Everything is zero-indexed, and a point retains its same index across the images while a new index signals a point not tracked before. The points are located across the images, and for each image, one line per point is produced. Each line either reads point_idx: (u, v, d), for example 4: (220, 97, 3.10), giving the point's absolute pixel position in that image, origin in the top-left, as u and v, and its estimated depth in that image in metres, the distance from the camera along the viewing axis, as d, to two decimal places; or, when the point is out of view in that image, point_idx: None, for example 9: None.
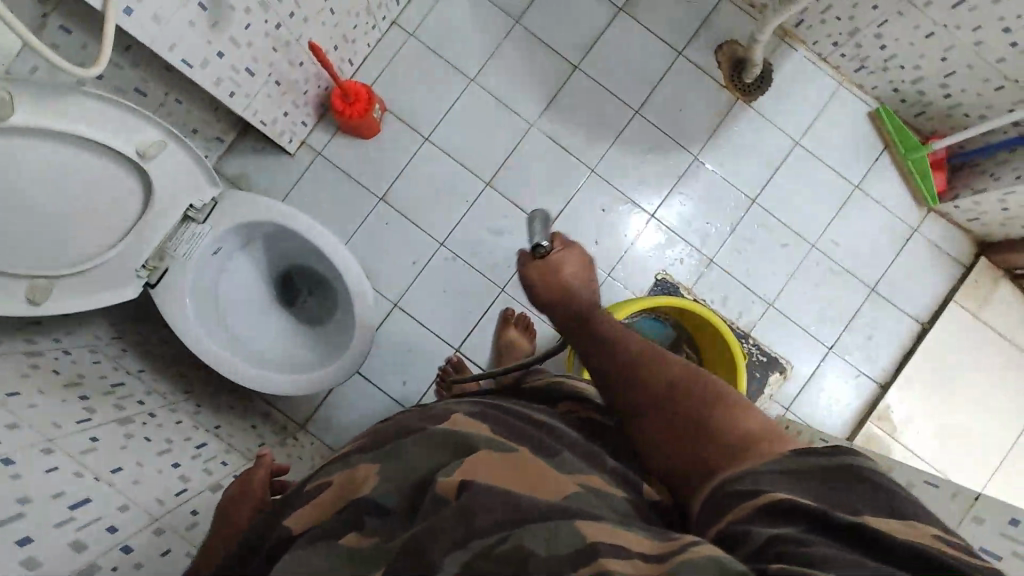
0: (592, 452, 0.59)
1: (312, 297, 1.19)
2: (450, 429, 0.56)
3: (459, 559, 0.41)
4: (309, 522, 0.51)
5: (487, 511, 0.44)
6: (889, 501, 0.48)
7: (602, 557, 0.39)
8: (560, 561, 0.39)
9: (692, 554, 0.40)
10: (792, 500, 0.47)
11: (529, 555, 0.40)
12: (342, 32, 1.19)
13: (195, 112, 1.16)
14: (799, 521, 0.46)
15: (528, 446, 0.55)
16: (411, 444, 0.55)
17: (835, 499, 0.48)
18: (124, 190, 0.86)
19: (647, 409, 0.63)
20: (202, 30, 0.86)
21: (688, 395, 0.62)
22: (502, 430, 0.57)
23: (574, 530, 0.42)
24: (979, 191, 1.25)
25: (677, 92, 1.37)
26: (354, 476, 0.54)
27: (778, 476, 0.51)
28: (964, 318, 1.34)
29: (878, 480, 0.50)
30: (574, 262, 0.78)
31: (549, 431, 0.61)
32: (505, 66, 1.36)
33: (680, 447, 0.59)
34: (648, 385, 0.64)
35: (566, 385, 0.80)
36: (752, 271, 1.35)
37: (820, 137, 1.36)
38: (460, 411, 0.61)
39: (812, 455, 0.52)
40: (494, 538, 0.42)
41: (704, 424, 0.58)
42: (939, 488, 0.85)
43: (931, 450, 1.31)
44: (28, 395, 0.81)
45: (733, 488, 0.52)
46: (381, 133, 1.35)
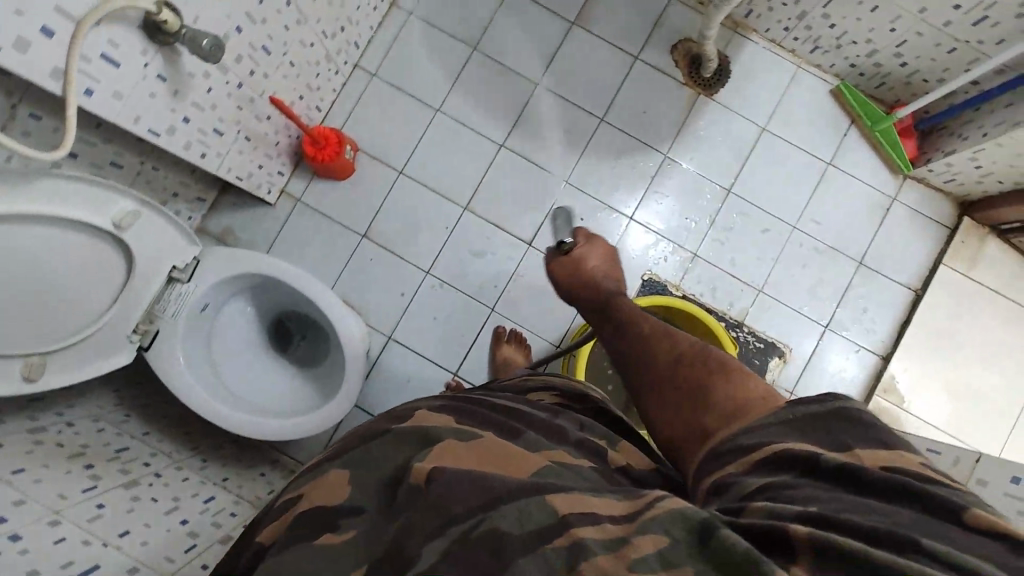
0: (560, 428, 0.60)
1: (306, 341, 1.23)
2: (415, 425, 0.58)
3: (437, 547, 0.43)
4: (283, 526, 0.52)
5: (461, 500, 0.46)
6: (880, 434, 0.50)
7: (573, 528, 0.42)
8: (531, 537, 0.42)
9: (658, 511, 0.43)
10: (784, 449, 0.50)
11: (503, 536, 0.42)
12: (304, 81, 1.23)
13: (173, 177, 1.20)
14: (790, 468, 0.48)
15: (494, 432, 0.58)
16: (379, 445, 0.57)
17: (828, 439, 0.50)
18: (108, 258, 0.89)
19: (654, 385, 0.65)
20: (164, 100, 0.90)
21: (691, 368, 0.64)
22: (468, 419, 0.60)
23: (544, 505, 0.44)
24: (949, 153, 1.25)
25: (638, 95, 1.39)
26: (326, 481, 0.55)
27: (775, 427, 0.53)
28: (956, 281, 1.33)
29: (871, 418, 0.51)
30: (596, 256, 0.92)
31: (515, 415, 0.62)
32: (467, 93, 1.40)
33: (682, 419, 0.60)
34: (658, 362, 0.67)
35: (540, 379, 0.80)
36: (737, 260, 1.36)
37: (785, 120, 1.38)
38: (423, 407, 0.63)
39: (809, 402, 0.54)
40: (469, 522, 0.44)
41: (703, 393, 0.60)
42: (942, 454, 0.84)
43: (941, 417, 1.30)
44: (34, 470, 0.83)
45: (731, 442, 0.54)
46: (356, 173, 1.39)
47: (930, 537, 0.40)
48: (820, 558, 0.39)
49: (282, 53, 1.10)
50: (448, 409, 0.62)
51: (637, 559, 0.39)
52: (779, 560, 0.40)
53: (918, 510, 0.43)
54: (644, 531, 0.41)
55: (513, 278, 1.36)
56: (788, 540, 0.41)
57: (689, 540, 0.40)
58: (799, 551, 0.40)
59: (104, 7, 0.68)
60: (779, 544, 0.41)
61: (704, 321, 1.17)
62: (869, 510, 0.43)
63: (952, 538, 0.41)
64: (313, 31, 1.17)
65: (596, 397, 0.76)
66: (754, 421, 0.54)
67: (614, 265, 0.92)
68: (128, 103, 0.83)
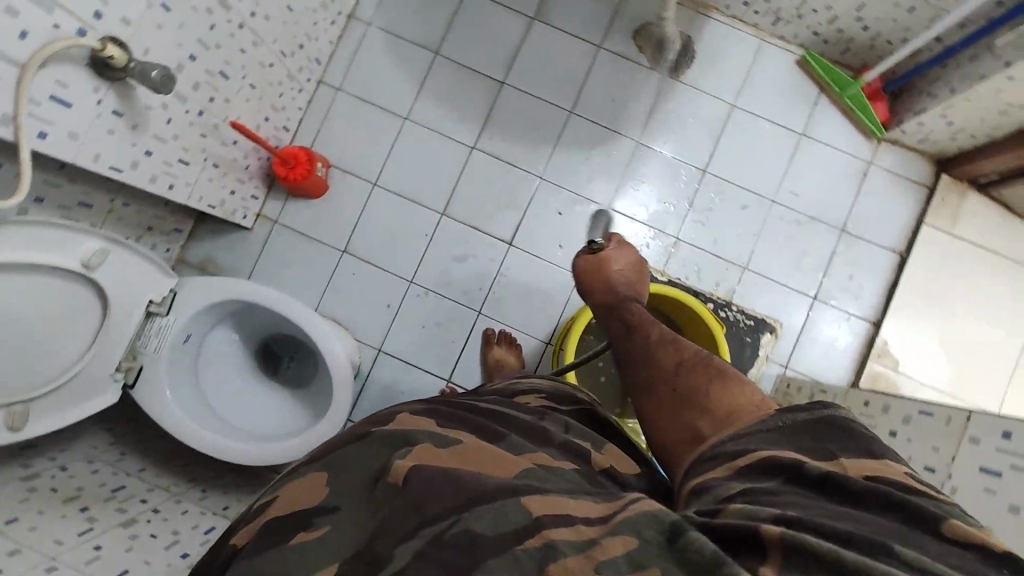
0: (545, 431, 0.60)
1: (295, 362, 1.22)
2: (395, 429, 0.57)
3: (411, 547, 0.44)
4: (257, 528, 0.51)
5: (436, 500, 0.47)
6: (868, 445, 0.50)
7: (545, 529, 0.44)
8: (506, 537, 0.44)
9: (629, 513, 0.46)
10: (770, 456, 0.50)
11: (477, 536, 0.44)
12: (267, 102, 1.23)
13: (146, 211, 1.20)
14: (775, 474, 0.49)
15: (475, 435, 0.57)
16: (356, 448, 0.56)
17: (814, 448, 0.51)
18: (81, 299, 0.89)
19: (654, 392, 0.67)
20: (123, 136, 0.89)
21: (688, 372, 0.65)
22: (451, 422, 0.59)
23: (520, 507, 0.46)
24: (920, 112, 1.24)
25: (605, 83, 1.38)
26: (304, 483, 0.54)
27: (766, 435, 0.53)
28: (939, 238, 1.33)
29: (859, 430, 0.52)
30: (623, 260, 0.90)
31: (499, 417, 0.62)
32: (434, 99, 1.39)
33: (679, 425, 0.62)
34: (658, 367, 0.69)
35: (526, 381, 0.80)
36: (719, 240, 1.35)
37: (754, 95, 1.37)
38: (404, 411, 0.63)
39: (798, 412, 0.54)
40: (442, 524, 0.45)
41: (701, 397, 0.61)
42: (934, 415, 0.83)
43: (938, 375, 1.29)
44: (27, 519, 0.83)
45: (719, 449, 0.55)
46: (330, 190, 1.38)
47: (904, 544, 0.41)
48: (789, 558, 0.39)
49: (242, 76, 1.10)
50: (431, 413, 0.61)
51: (606, 560, 0.42)
52: (751, 558, 0.41)
53: (898, 520, 0.43)
54: (616, 534, 0.44)
55: (497, 279, 1.35)
56: (759, 539, 0.41)
57: (660, 540, 0.43)
58: (770, 551, 0.40)
59: (46, 49, 0.67)
60: (749, 544, 0.41)
61: (690, 304, 1.16)
62: (845, 517, 0.44)
63: (928, 547, 0.41)
64: (271, 51, 1.16)
65: (585, 399, 0.76)
66: (745, 427, 0.55)
67: (639, 272, 0.90)
68: (85, 141, 0.83)
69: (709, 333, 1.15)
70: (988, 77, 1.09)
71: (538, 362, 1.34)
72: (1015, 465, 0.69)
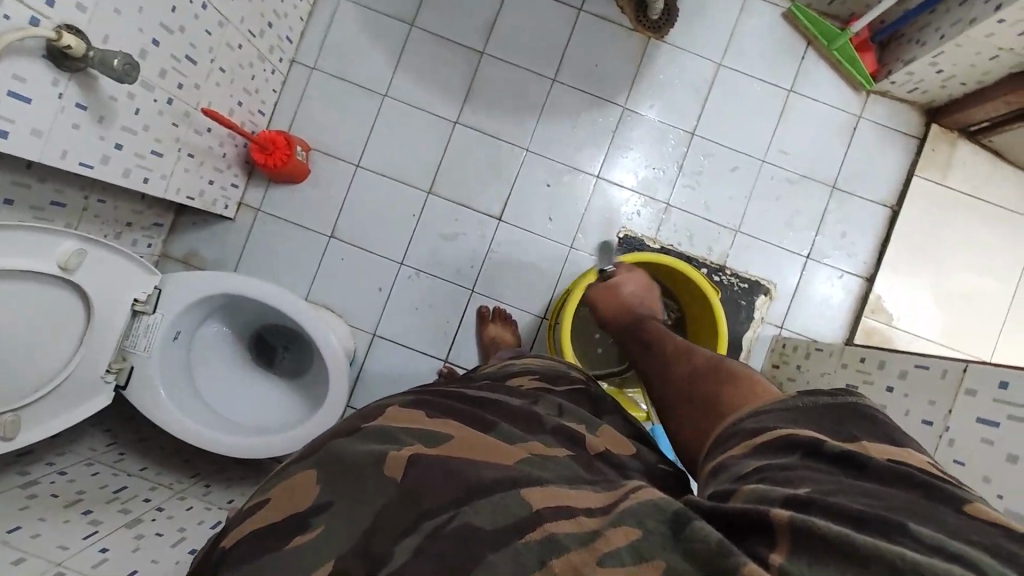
0: (537, 416, 0.59)
1: (290, 351, 1.21)
2: (384, 425, 0.56)
3: (409, 545, 0.44)
4: (246, 531, 0.49)
5: (434, 493, 0.48)
6: (890, 432, 0.50)
7: (545, 522, 0.44)
8: (505, 529, 0.44)
9: (629, 504, 0.46)
10: (788, 433, 0.50)
11: (476, 530, 0.44)
12: (239, 85, 1.18)
13: (123, 206, 1.16)
14: (793, 450, 0.49)
15: (465, 425, 0.56)
16: (346, 444, 0.54)
17: (834, 431, 0.50)
18: (63, 303, 0.87)
19: (673, 397, 0.71)
20: (91, 130, 0.85)
21: (705, 375, 0.69)
22: (441, 413, 0.58)
23: (520, 501, 0.46)
24: (910, 61, 1.22)
25: (587, 48, 1.34)
26: (292, 484, 0.52)
27: (784, 414, 0.54)
28: (929, 190, 1.32)
29: (880, 417, 0.52)
30: (633, 284, 1.07)
31: (491, 404, 0.61)
32: (412, 73, 1.35)
33: (694, 424, 0.64)
34: (675, 376, 0.73)
35: (520, 363, 0.79)
36: (710, 203, 1.34)
37: (740, 53, 1.34)
38: (393, 403, 0.61)
39: (820, 396, 0.55)
40: (442, 517, 0.46)
41: (715, 395, 0.64)
42: (932, 369, 0.84)
43: (931, 328, 1.30)
44: (29, 527, 0.82)
45: (737, 427, 0.56)
46: (311, 174, 1.34)
47: (920, 522, 0.40)
48: (798, 542, 0.39)
49: (209, 60, 1.05)
50: (421, 404, 0.60)
51: (608, 552, 0.42)
52: (758, 543, 0.41)
53: (917, 495, 0.43)
54: (617, 524, 0.44)
55: (488, 256, 1.34)
56: (767, 522, 0.41)
57: (663, 529, 0.43)
58: (779, 536, 0.40)
59: None
60: (758, 528, 0.41)
61: (687, 274, 1.14)
62: (861, 492, 0.44)
63: (947, 521, 0.41)
64: (238, 31, 1.11)
65: (576, 378, 0.76)
66: (762, 406, 0.56)
67: (647, 291, 1.08)
68: (50, 139, 0.79)
69: (707, 301, 1.14)
70: (978, 23, 1.06)
71: (534, 336, 1.33)
72: (1012, 415, 0.69)
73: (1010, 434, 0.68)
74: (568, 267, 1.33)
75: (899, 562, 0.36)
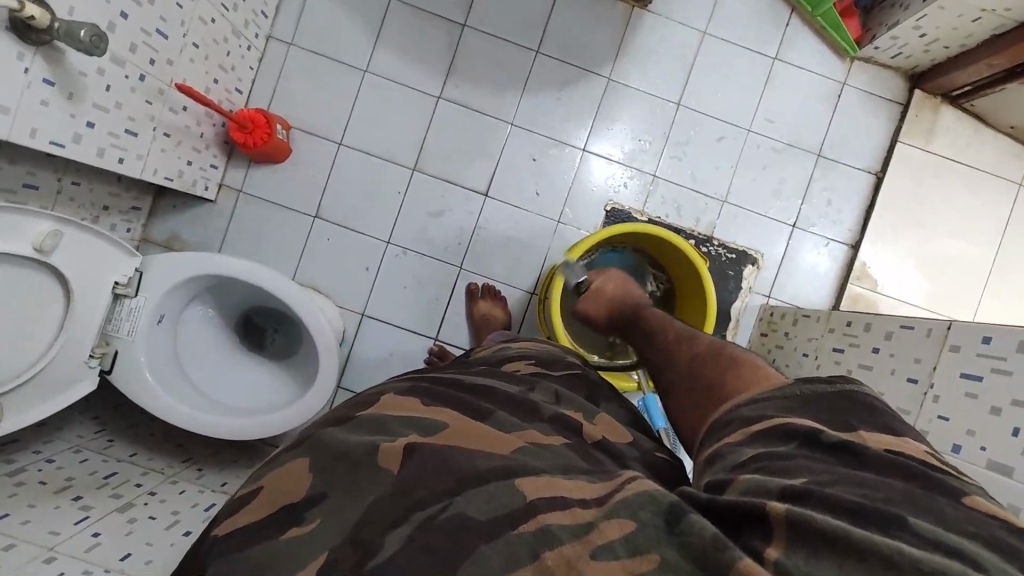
0: (534, 404, 0.59)
1: (280, 333, 1.20)
2: (378, 414, 0.56)
3: (398, 535, 0.43)
4: (239, 524, 0.48)
5: (429, 483, 0.46)
6: (888, 422, 0.50)
7: (539, 513, 0.44)
8: (498, 520, 0.43)
9: (626, 495, 0.46)
10: (785, 422, 0.51)
11: (468, 520, 0.43)
12: (214, 62, 1.15)
13: (100, 188, 1.13)
14: (789, 439, 0.49)
15: (462, 414, 0.56)
16: (338, 434, 0.53)
17: (833, 420, 0.51)
18: (40, 287, 0.86)
19: (676, 381, 0.71)
20: (60, 107, 0.83)
21: (707, 359, 0.69)
22: (437, 401, 0.58)
23: (514, 491, 0.46)
24: (893, 26, 1.22)
25: (571, 18, 1.31)
26: (284, 474, 0.51)
27: (782, 403, 0.54)
28: (914, 156, 1.32)
29: (879, 406, 0.53)
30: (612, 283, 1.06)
31: (485, 392, 0.60)
32: (392, 47, 1.32)
33: (694, 408, 0.65)
34: (679, 361, 0.74)
35: (511, 347, 0.79)
36: (698, 173, 1.34)
37: (724, 21, 1.32)
38: (389, 391, 0.61)
39: (819, 384, 0.55)
40: (436, 507, 0.44)
41: (716, 380, 0.64)
42: (916, 330, 0.85)
43: (915, 292, 1.32)
44: (19, 513, 0.81)
45: (734, 415, 0.56)
46: (292, 154, 1.32)
47: (917, 514, 0.41)
48: (796, 538, 0.39)
49: (182, 34, 1.02)
50: (416, 392, 0.60)
51: (602, 545, 0.42)
52: (756, 538, 0.41)
53: (912, 485, 0.44)
54: (612, 517, 0.44)
55: (476, 232, 1.32)
56: (764, 517, 0.41)
57: (657, 522, 0.43)
58: (775, 530, 0.40)
59: None
60: (756, 524, 0.42)
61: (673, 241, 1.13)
62: (858, 483, 0.44)
63: (942, 511, 0.41)
64: (211, 5, 1.08)
65: (574, 362, 0.76)
66: (762, 393, 0.56)
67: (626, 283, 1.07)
68: (18, 116, 0.76)
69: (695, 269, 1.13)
70: None
71: (524, 312, 1.33)
72: (995, 368, 0.70)
73: (994, 388, 0.69)
74: (556, 241, 1.33)
75: (898, 557, 0.37)
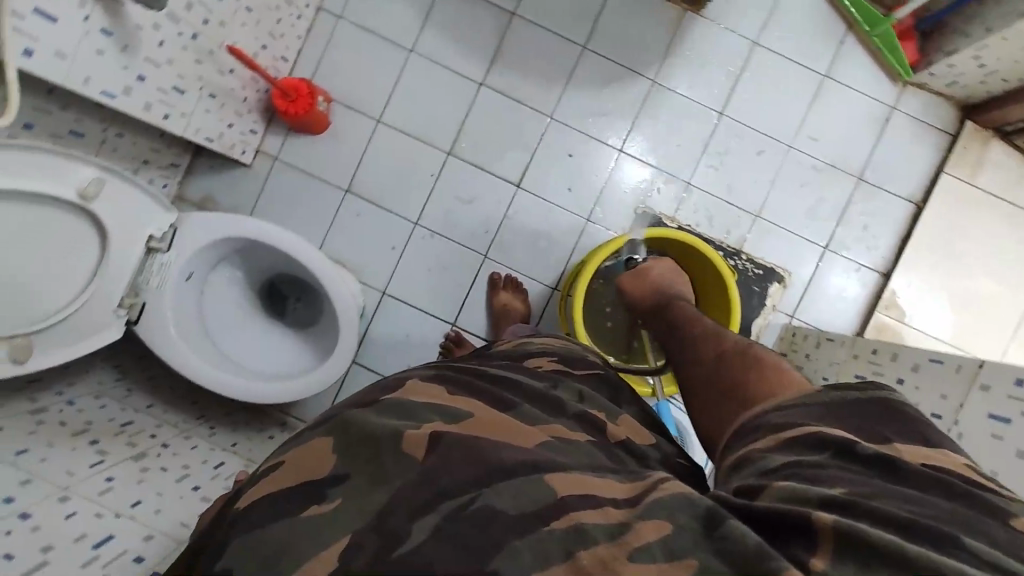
0: (559, 401, 0.59)
1: (302, 302, 1.24)
2: (399, 398, 0.56)
3: (427, 523, 0.43)
4: (262, 495, 0.48)
5: (458, 471, 0.46)
6: (924, 432, 0.50)
7: (571, 511, 0.44)
8: (528, 516, 0.44)
9: (662, 496, 0.46)
10: (818, 431, 0.50)
11: (498, 514, 0.43)
12: (264, 28, 1.16)
13: (143, 143, 1.15)
14: (821, 448, 0.49)
15: (486, 405, 0.56)
16: (360, 413, 0.53)
17: (865, 431, 0.50)
18: (77, 232, 0.88)
19: (695, 381, 0.71)
20: (114, 58, 0.84)
21: (731, 359, 0.69)
22: (460, 390, 0.58)
23: (545, 486, 0.46)
24: (952, 53, 1.19)
25: (622, 15, 1.30)
26: (307, 451, 0.51)
27: (814, 410, 0.53)
28: (957, 189, 1.29)
29: (912, 415, 0.52)
30: (662, 269, 1.06)
31: (508, 384, 0.61)
32: (440, 29, 1.32)
33: (715, 410, 0.64)
34: (699, 360, 0.73)
35: (530, 343, 0.78)
36: (733, 185, 1.32)
37: (778, 33, 1.30)
38: (413, 377, 0.61)
39: (850, 391, 0.54)
40: (465, 497, 0.45)
41: (740, 382, 0.64)
42: (944, 364, 0.83)
43: (944, 328, 1.29)
44: (39, 450, 0.83)
45: (761, 421, 0.56)
46: (330, 126, 1.32)
47: (967, 534, 0.40)
48: (843, 550, 0.39)
49: None
50: (440, 380, 0.60)
51: (640, 548, 0.41)
52: (800, 547, 0.41)
53: (959, 504, 0.43)
54: (647, 518, 0.44)
55: (504, 222, 1.32)
56: (809, 526, 0.41)
57: (695, 527, 0.43)
58: (820, 542, 0.40)
59: None
60: (801, 534, 0.41)
61: (701, 248, 1.12)
62: (901, 498, 0.43)
63: (990, 533, 0.41)
64: None
65: (596, 363, 0.75)
66: (790, 399, 0.56)
67: (676, 275, 1.06)
68: (74, 62, 0.78)
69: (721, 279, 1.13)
70: None
71: (545, 308, 1.33)
72: None
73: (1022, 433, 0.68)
74: (583, 240, 1.32)
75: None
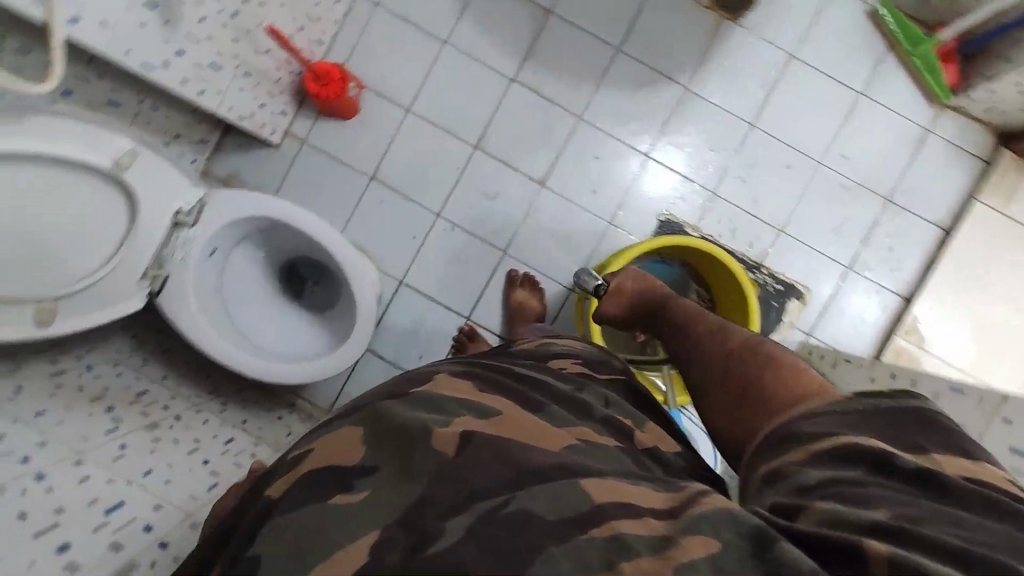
0: (585, 404, 0.59)
1: (320, 286, 1.23)
2: (429, 392, 0.56)
3: (460, 523, 0.42)
4: (292, 482, 0.48)
5: (488, 471, 0.47)
6: (958, 442, 0.50)
7: (610, 519, 0.44)
8: (567, 522, 0.43)
9: (706, 512, 0.45)
10: (854, 443, 0.49)
11: (535, 518, 0.43)
12: (302, 11, 1.17)
13: (175, 117, 1.16)
14: (859, 463, 0.48)
15: (515, 404, 0.56)
16: (391, 404, 0.53)
17: (900, 441, 0.50)
18: (106, 201, 0.89)
19: (711, 380, 0.70)
20: (155, 31, 0.85)
21: (747, 358, 0.68)
22: (488, 387, 0.58)
23: (580, 492, 0.46)
24: (993, 78, 1.17)
25: (659, 20, 1.29)
26: (337, 439, 0.51)
27: (845, 418, 0.52)
28: (988, 217, 1.27)
29: (942, 422, 0.51)
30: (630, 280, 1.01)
31: (535, 383, 0.61)
32: (475, 23, 1.31)
33: (736, 415, 0.63)
34: (713, 358, 0.72)
35: (555, 343, 0.78)
36: (759, 198, 1.30)
37: (815, 47, 1.29)
38: (440, 371, 0.61)
39: (880, 398, 0.53)
40: (499, 498, 0.44)
41: (759, 384, 0.63)
42: (965, 394, 0.81)
43: (963, 358, 1.27)
44: (57, 412, 0.84)
45: (791, 429, 0.55)
46: (360, 113, 1.33)
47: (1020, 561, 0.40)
48: None
49: None
50: (467, 375, 0.60)
51: (687, 563, 0.41)
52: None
53: (1009, 526, 0.43)
54: (693, 532, 0.43)
55: (526, 220, 1.32)
56: (861, 554, 0.40)
57: (743, 547, 0.42)
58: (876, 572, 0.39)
59: None
60: (854, 564, 0.40)
61: (722, 259, 1.11)
62: (950, 521, 0.43)
63: None
64: None
65: (620, 369, 0.75)
66: (817, 407, 0.55)
67: (647, 279, 1.01)
68: (117, 34, 0.79)
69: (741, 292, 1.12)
70: None
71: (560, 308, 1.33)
72: None
73: None
74: (604, 243, 1.31)
75: None
